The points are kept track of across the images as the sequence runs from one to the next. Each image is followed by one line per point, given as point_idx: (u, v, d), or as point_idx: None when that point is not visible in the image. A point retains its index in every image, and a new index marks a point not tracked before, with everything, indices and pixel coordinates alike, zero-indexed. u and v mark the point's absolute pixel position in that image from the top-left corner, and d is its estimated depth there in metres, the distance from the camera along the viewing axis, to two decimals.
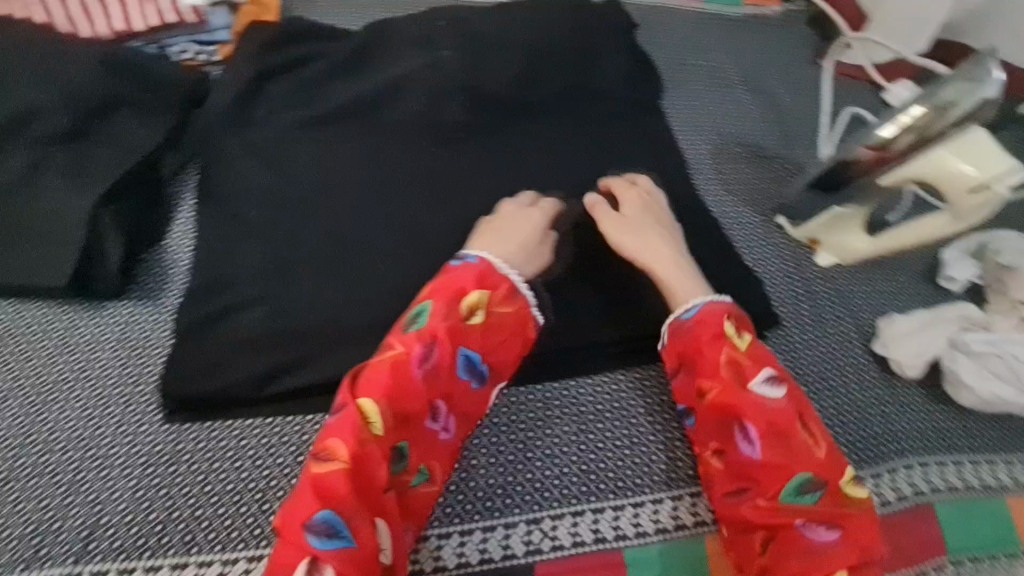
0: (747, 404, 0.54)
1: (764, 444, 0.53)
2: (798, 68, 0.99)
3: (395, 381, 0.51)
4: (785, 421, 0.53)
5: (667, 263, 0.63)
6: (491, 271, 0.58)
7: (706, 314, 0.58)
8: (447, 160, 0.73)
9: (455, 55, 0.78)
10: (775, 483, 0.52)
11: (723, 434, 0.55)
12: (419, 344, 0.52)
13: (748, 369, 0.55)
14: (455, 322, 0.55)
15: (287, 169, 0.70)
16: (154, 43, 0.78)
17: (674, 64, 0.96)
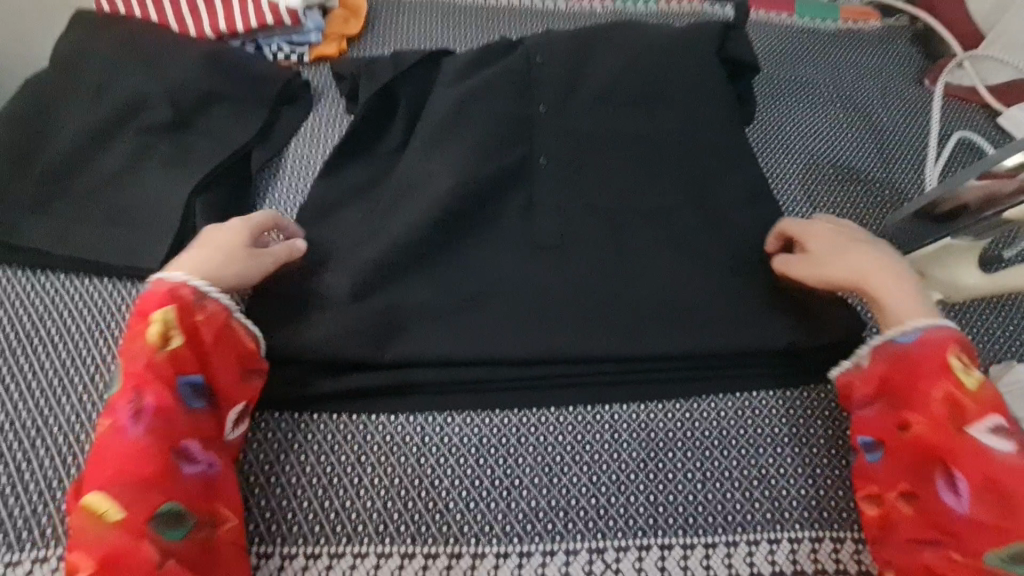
0: (964, 449, 0.51)
1: (976, 500, 0.49)
2: (901, 88, 0.93)
3: (109, 452, 0.50)
4: (1012, 481, 0.49)
5: (898, 285, 0.59)
6: (173, 294, 0.56)
7: (929, 341, 0.55)
8: (524, 169, 0.73)
9: (542, 63, 0.78)
10: (979, 544, 0.49)
11: (920, 477, 0.52)
12: (120, 410, 0.51)
13: (972, 411, 0.52)
14: (155, 362, 0.53)
15: (372, 173, 0.73)
16: (251, 42, 0.81)
17: (765, 77, 0.91)
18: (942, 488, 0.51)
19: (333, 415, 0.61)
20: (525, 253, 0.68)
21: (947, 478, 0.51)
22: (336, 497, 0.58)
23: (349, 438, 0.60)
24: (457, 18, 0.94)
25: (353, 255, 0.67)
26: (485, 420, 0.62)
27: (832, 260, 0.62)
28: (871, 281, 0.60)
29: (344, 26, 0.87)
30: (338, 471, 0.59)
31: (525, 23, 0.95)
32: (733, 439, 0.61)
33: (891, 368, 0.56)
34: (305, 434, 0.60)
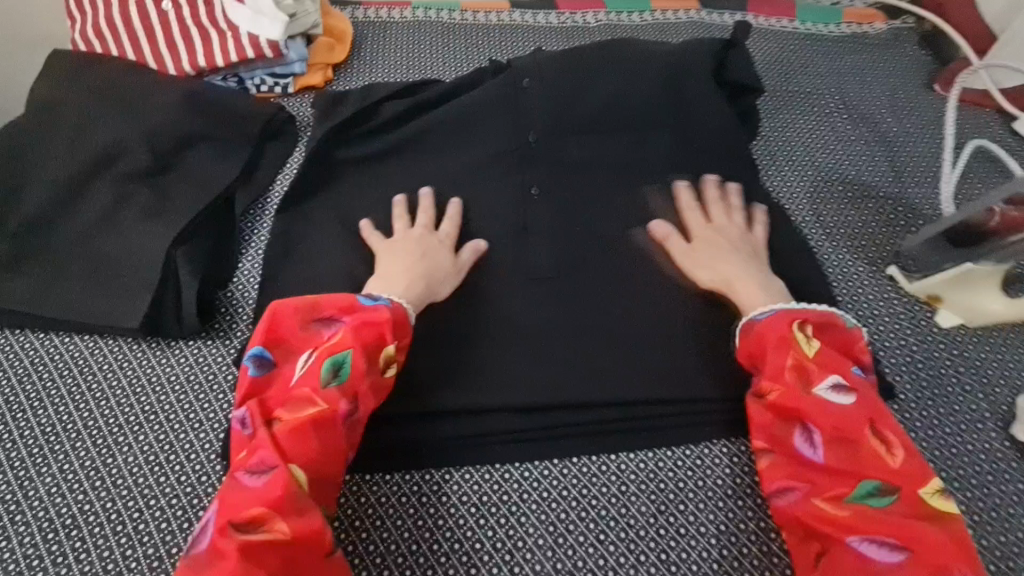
0: (811, 406, 0.52)
1: (828, 450, 0.51)
2: (910, 94, 0.89)
3: (318, 429, 0.51)
4: (853, 428, 0.51)
5: (751, 286, 0.62)
6: (393, 322, 0.57)
7: (772, 322, 0.57)
8: (517, 200, 0.71)
9: (536, 84, 0.76)
10: (841, 490, 0.49)
11: (780, 435, 0.53)
12: (339, 400, 0.52)
13: (815, 372, 0.54)
14: (373, 373, 0.55)
15: (362, 210, 0.71)
16: (234, 76, 0.79)
17: (770, 89, 0.88)
18: (801, 441, 0.52)
19: None
20: (521, 289, 0.67)
21: (805, 432, 0.52)
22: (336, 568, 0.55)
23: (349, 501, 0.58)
24: (446, 39, 0.91)
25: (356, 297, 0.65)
26: (485, 475, 0.60)
27: (701, 251, 0.66)
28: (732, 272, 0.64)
29: (328, 54, 0.84)
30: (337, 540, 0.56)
31: (516, 41, 0.92)
32: (747, 487, 0.59)
33: (758, 345, 0.57)
34: None
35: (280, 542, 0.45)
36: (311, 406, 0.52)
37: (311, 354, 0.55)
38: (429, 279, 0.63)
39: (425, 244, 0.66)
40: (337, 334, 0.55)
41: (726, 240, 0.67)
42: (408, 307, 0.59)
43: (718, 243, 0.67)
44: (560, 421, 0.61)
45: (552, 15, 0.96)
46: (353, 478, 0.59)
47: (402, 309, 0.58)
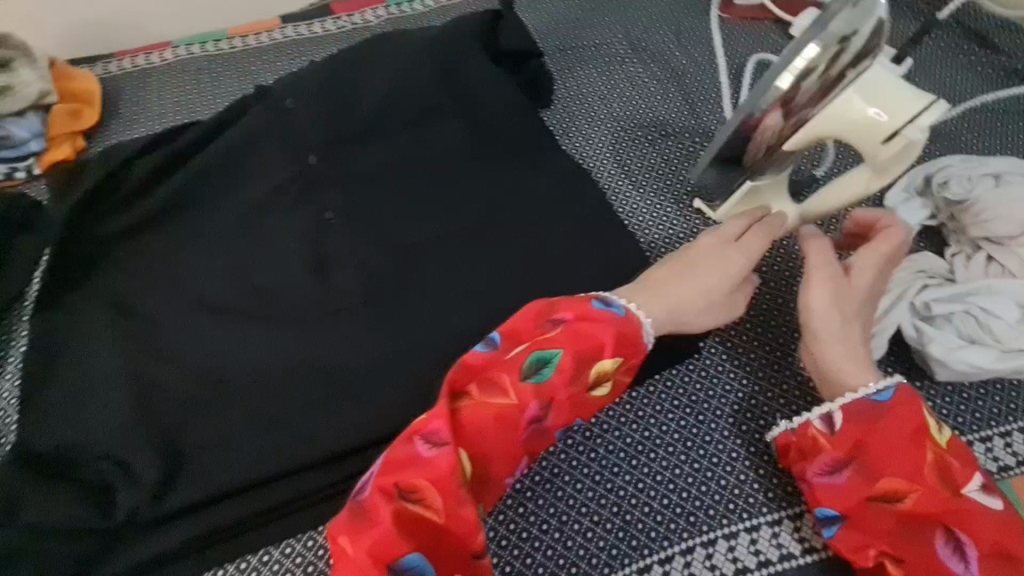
0: (965, 513, 0.42)
1: (986, 569, 0.42)
2: (694, 22, 0.89)
3: (502, 425, 0.46)
4: (1012, 541, 0.42)
5: (855, 366, 0.49)
6: (634, 329, 0.51)
7: (906, 401, 0.46)
8: (305, 231, 0.65)
9: (299, 102, 0.70)
10: None
11: (915, 544, 0.43)
12: (534, 405, 0.47)
13: (959, 470, 0.44)
14: (586, 391, 0.50)
15: (130, 284, 0.62)
16: None
17: (558, 49, 0.86)
18: (948, 553, 0.43)
19: None
20: (325, 325, 0.60)
21: (954, 542, 0.43)
22: None
23: None
24: (212, 75, 0.82)
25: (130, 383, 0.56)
26: (287, 550, 0.52)
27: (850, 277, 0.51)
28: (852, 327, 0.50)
29: (72, 121, 0.75)
30: None
31: (290, 61, 0.84)
32: (582, 467, 0.57)
33: (867, 430, 0.46)
34: None
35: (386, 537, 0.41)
36: (507, 394, 0.46)
37: (518, 342, 0.48)
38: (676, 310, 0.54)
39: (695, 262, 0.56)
40: (553, 329, 0.49)
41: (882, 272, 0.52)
42: (643, 317, 0.52)
43: (869, 286, 0.52)
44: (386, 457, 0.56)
45: (328, 22, 0.88)
46: None
47: (637, 319, 0.52)
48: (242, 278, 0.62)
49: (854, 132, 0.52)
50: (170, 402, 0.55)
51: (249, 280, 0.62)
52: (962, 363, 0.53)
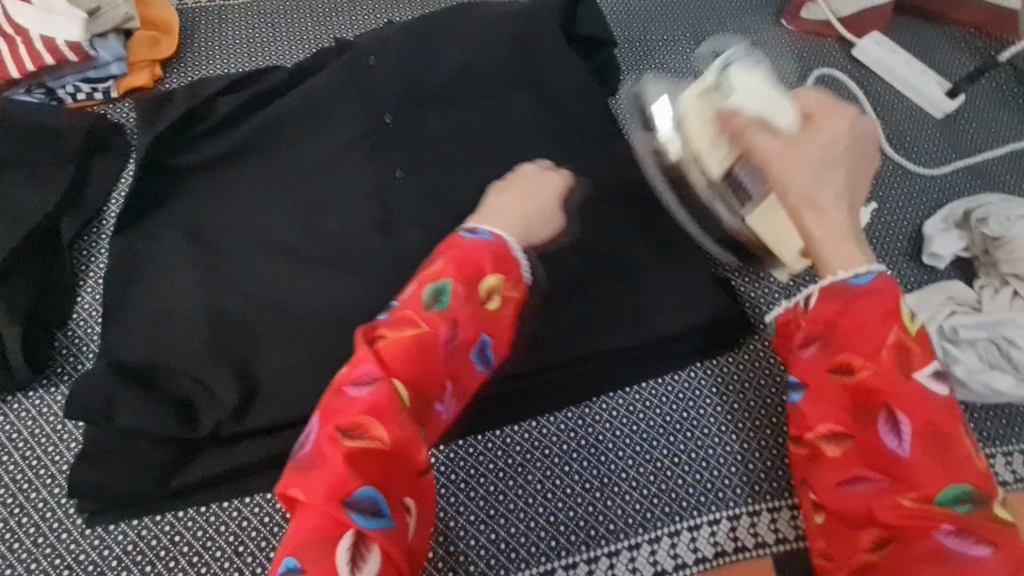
0: (905, 394, 0.46)
1: (916, 444, 0.46)
2: (758, 30, 0.92)
3: (421, 351, 0.47)
4: (945, 423, 0.46)
5: (840, 241, 0.51)
6: (505, 252, 0.52)
7: (878, 290, 0.48)
8: (379, 184, 0.67)
9: (381, 59, 0.71)
10: (927, 486, 0.45)
11: (860, 419, 0.48)
12: (442, 329, 0.48)
13: (918, 354, 0.47)
14: (474, 305, 0.50)
15: (210, 218, 0.65)
16: (40, 87, 0.70)
17: (628, 40, 0.88)
18: (885, 430, 0.46)
19: (206, 505, 0.53)
20: (392, 278, 0.63)
21: (891, 420, 0.46)
22: None
23: (232, 528, 0.53)
24: (288, 21, 0.83)
25: (209, 314, 0.59)
26: None
27: (803, 146, 0.53)
28: (825, 196, 0.52)
29: (152, 49, 0.76)
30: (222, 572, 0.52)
31: (365, 15, 0.84)
32: (625, 437, 0.61)
33: (839, 310, 0.49)
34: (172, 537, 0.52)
35: (352, 461, 0.43)
36: (412, 323, 0.48)
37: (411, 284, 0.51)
38: (525, 224, 0.57)
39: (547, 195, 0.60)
40: (433, 266, 0.51)
41: (851, 143, 0.53)
42: (512, 240, 0.54)
43: (844, 147, 0.53)
44: None
45: None
46: (233, 501, 0.54)
47: (505, 242, 0.53)
48: (315, 226, 0.65)
49: (774, 112, 0.54)
50: (244, 333, 0.59)
51: (321, 227, 0.65)
52: (983, 386, 0.58)
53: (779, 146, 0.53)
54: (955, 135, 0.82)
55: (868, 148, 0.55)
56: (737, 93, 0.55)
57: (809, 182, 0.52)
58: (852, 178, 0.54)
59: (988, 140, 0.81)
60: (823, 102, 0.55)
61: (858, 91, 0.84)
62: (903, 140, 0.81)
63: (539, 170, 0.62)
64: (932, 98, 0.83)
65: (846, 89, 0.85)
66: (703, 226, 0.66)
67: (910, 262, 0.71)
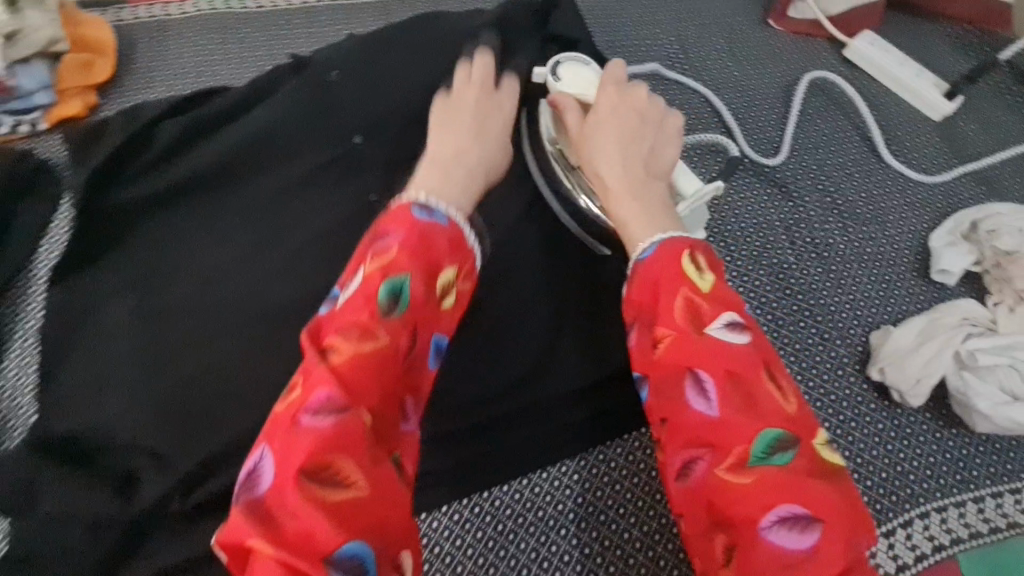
0: (704, 356, 0.40)
1: (723, 403, 0.39)
2: (746, 32, 0.87)
3: (381, 368, 0.39)
4: (750, 373, 0.40)
5: (621, 194, 0.50)
6: (462, 234, 0.45)
7: (668, 251, 0.44)
8: (348, 214, 0.60)
9: (343, 78, 0.65)
10: (738, 451, 0.38)
11: (669, 396, 0.41)
12: (386, 326, 0.39)
13: (707, 311, 0.41)
14: (430, 303, 0.42)
15: (151, 264, 0.58)
16: None
17: (610, 46, 0.82)
18: (691, 398, 0.40)
19: None
20: None
21: (695, 383, 0.40)
22: None
23: None
24: (237, 33, 0.75)
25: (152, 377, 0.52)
26: None
27: (598, 124, 0.53)
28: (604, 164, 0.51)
29: (84, 75, 0.68)
30: None
31: (324, 26, 0.77)
32: (623, 493, 0.58)
33: (642, 290, 0.44)
34: None
35: (333, 512, 0.33)
36: (371, 327, 0.39)
37: (360, 271, 0.41)
38: (458, 153, 0.51)
39: (484, 116, 0.54)
40: (391, 250, 0.41)
41: (636, 117, 0.54)
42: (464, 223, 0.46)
43: (633, 122, 0.53)
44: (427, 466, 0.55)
45: None
46: None
47: (460, 226, 0.45)
48: (271, 266, 0.58)
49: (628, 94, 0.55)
50: (191, 398, 0.51)
51: (278, 268, 0.58)
52: (1007, 419, 0.54)
53: (579, 124, 0.54)
54: (955, 138, 0.78)
55: (669, 126, 0.55)
56: (563, 80, 0.56)
57: (601, 154, 0.51)
58: (655, 150, 0.53)
59: (988, 144, 0.77)
60: (614, 79, 0.56)
61: (854, 95, 0.79)
62: (904, 147, 0.77)
63: (487, 92, 0.56)
64: (930, 99, 0.79)
65: (841, 93, 0.81)
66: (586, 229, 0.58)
67: (918, 280, 0.67)
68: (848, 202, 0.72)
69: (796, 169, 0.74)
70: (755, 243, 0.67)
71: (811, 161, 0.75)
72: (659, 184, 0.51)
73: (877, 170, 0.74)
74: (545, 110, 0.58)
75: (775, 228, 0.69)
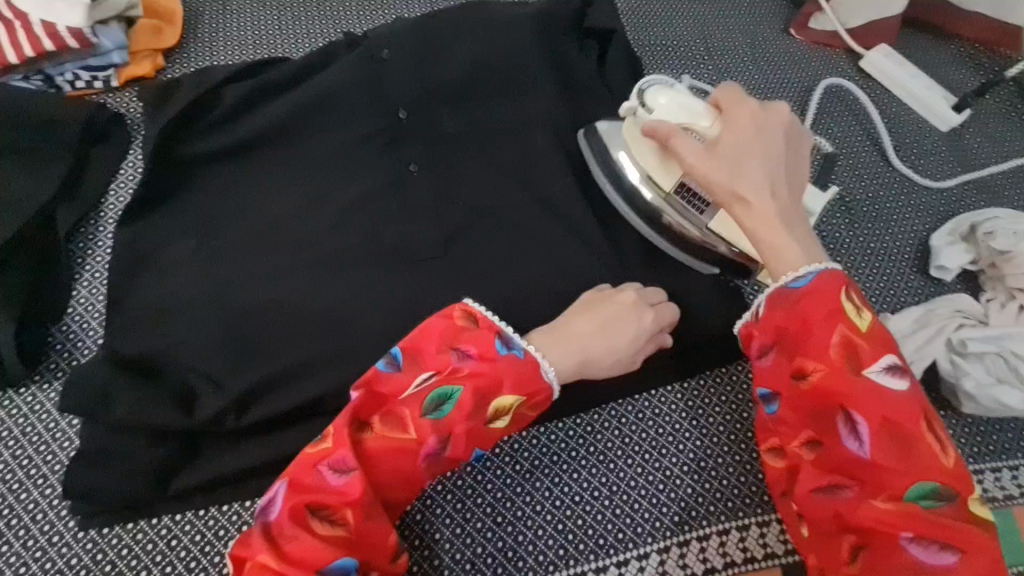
0: (859, 392, 0.46)
1: (877, 442, 0.45)
2: (768, 39, 0.91)
3: (401, 456, 0.48)
4: (907, 420, 0.45)
5: (769, 219, 0.51)
6: (535, 372, 0.51)
7: (822, 288, 0.48)
8: (391, 179, 0.65)
9: (394, 54, 0.70)
10: (892, 484, 0.44)
11: (823, 424, 0.47)
12: (433, 436, 0.48)
13: (866, 352, 0.46)
14: (477, 418, 0.49)
15: (213, 211, 0.64)
16: (38, 73, 0.68)
17: (638, 44, 0.87)
18: (845, 430, 0.46)
19: (208, 507, 0.52)
20: (399, 277, 0.61)
21: (849, 420, 0.46)
22: None
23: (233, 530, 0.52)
24: (294, 10, 0.81)
25: (212, 309, 0.57)
26: None
27: (726, 148, 0.54)
28: (749, 190, 0.52)
29: (155, 38, 0.73)
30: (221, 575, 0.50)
31: (373, 9, 0.82)
32: (635, 445, 0.60)
33: (788, 317, 0.49)
34: (171, 540, 0.51)
35: (337, 546, 0.44)
36: (405, 428, 0.48)
37: (422, 372, 0.50)
38: (585, 358, 0.54)
39: (633, 322, 0.56)
40: (462, 369, 0.49)
41: (773, 135, 0.55)
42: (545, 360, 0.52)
43: (764, 138, 0.54)
44: None
45: None
46: (234, 505, 0.53)
47: (536, 360, 0.52)
48: (322, 219, 0.63)
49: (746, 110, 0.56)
50: (246, 330, 0.57)
51: (327, 220, 0.63)
52: (991, 400, 0.59)
53: (699, 152, 0.55)
54: (961, 148, 0.82)
55: (788, 138, 0.56)
56: (661, 108, 0.58)
57: (740, 178, 0.53)
58: (789, 167, 0.55)
59: (992, 155, 0.82)
60: (734, 97, 0.57)
61: (867, 101, 0.83)
62: (912, 153, 0.81)
63: (610, 289, 0.58)
64: (940, 111, 0.84)
65: (856, 100, 0.85)
66: (668, 237, 0.65)
67: (918, 274, 0.71)
68: (855, 200, 0.76)
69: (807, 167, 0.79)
70: None
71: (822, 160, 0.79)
72: (799, 205, 0.54)
73: (884, 172, 0.79)
74: (640, 141, 0.62)
75: None
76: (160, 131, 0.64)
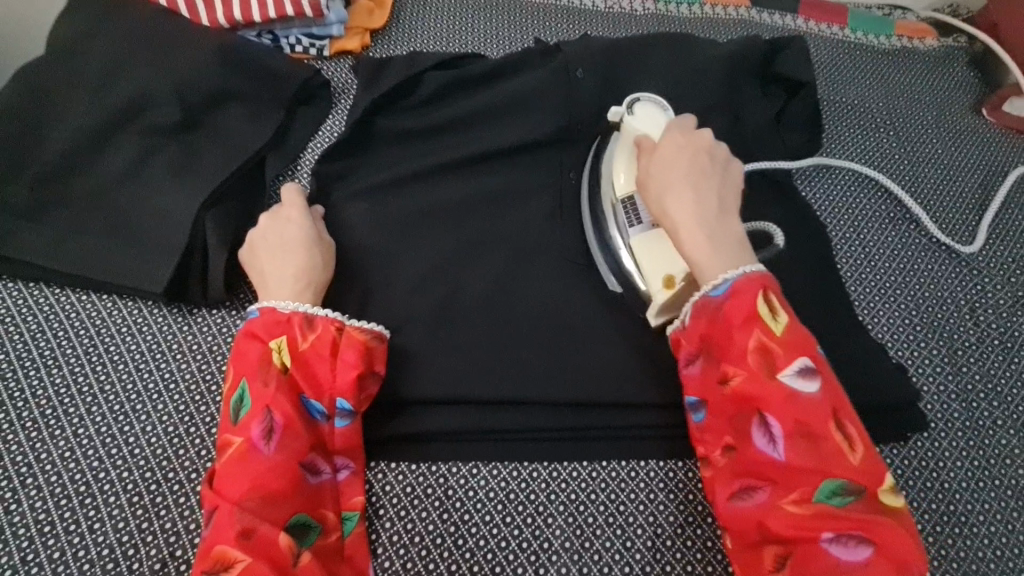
0: (775, 396, 0.45)
1: (789, 445, 0.44)
2: (956, 117, 0.87)
3: (240, 463, 0.48)
4: (817, 420, 0.44)
5: (696, 230, 0.51)
6: (274, 317, 0.53)
7: (739, 289, 0.48)
8: (556, 186, 0.66)
9: (591, 64, 0.70)
10: (805, 486, 0.44)
11: (739, 429, 0.47)
12: (253, 424, 0.49)
13: (781, 356, 0.46)
14: (272, 389, 0.50)
15: (398, 182, 0.66)
16: (268, 34, 0.75)
17: (821, 98, 0.85)
18: (762, 438, 0.45)
19: (383, 464, 0.57)
20: (559, 281, 0.61)
21: (763, 424, 0.45)
22: (385, 558, 0.53)
23: (409, 487, 0.56)
24: (490, 13, 0.85)
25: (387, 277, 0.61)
26: (493, 471, 0.57)
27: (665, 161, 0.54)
28: (677, 204, 0.52)
29: (367, 19, 0.80)
30: (384, 530, 0.54)
31: (560, 25, 0.85)
32: None
33: (709, 326, 0.49)
34: None
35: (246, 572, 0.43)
36: (230, 443, 0.49)
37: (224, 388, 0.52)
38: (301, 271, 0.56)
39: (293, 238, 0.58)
40: (234, 363, 0.52)
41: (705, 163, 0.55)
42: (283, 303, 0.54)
43: (699, 166, 0.54)
44: (592, 421, 0.57)
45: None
46: (404, 465, 0.57)
47: (271, 308, 0.54)
48: (494, 209, 0.65)
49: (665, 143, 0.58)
50: (415, 303, 0.60)
51: (500, 212, 0.65)
52: None
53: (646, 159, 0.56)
54: None
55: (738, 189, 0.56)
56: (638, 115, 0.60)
57: (676, 193, 0.53)
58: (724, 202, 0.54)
59: None
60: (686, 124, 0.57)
61: None
62: None
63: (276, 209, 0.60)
64: None
65: None
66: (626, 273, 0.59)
67: None
68: None
69: (989, 255, 0.73)
70: (936, 315, 0.68)
71: (1008, 253, 0.74)
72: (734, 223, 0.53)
73: None
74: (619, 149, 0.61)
75: (958, 308, 0.69)
76: (364, 101, 0.69)
